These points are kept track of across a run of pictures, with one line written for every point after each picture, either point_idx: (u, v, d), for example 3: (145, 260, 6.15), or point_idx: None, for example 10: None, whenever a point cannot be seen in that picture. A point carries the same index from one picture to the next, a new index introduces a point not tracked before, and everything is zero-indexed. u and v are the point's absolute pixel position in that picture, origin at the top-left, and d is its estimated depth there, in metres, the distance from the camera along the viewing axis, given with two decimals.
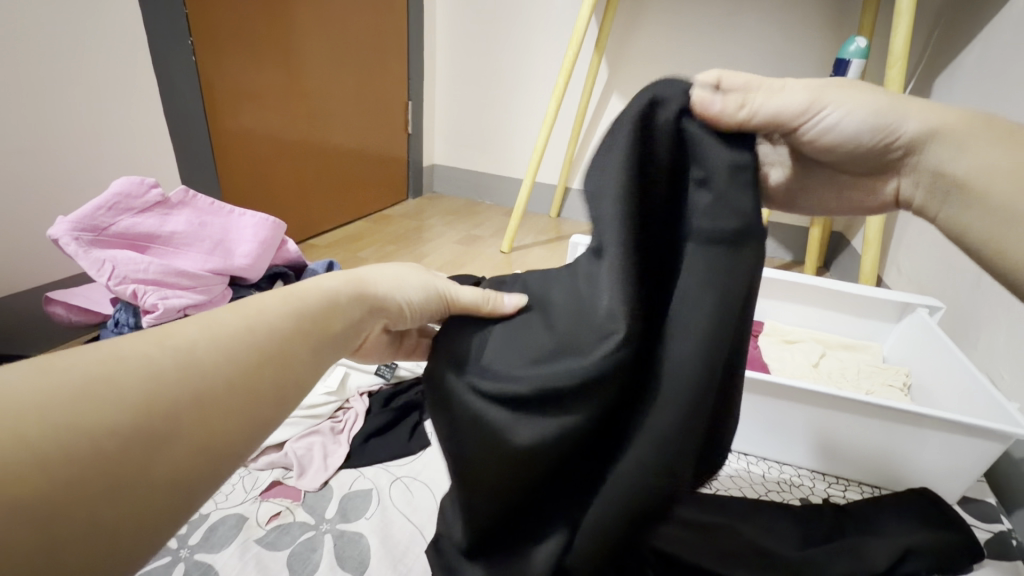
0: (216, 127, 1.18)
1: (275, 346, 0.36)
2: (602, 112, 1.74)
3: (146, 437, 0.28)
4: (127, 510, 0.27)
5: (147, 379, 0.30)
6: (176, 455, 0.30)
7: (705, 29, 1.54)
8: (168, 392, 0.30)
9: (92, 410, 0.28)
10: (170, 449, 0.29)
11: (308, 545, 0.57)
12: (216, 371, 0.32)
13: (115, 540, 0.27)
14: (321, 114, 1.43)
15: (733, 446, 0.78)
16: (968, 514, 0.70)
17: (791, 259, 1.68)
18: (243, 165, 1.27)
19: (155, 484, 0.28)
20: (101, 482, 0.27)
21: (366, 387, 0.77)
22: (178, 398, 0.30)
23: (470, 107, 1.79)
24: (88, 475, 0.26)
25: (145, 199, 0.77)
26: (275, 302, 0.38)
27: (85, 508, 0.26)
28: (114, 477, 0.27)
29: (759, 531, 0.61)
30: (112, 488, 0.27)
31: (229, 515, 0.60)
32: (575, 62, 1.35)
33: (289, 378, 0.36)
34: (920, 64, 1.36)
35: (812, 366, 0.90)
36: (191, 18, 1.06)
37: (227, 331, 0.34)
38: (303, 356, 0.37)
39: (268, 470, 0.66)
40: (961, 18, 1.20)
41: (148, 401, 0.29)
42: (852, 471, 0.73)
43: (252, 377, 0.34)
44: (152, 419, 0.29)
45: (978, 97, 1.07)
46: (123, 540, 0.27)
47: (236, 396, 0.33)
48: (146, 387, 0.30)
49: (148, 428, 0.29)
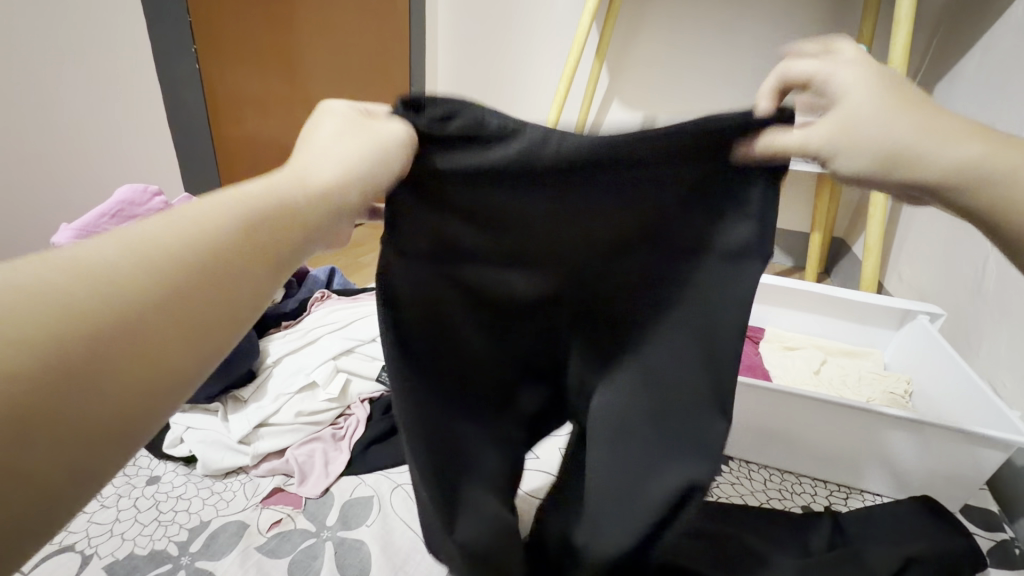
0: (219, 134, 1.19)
1: (223, 251, 0.29)
2: (602, 118, 1.75)
3: (68, 364, 0.24)
4: (64, 442, 0.24)
5: (54, 310, 0.24)
6: (108, 388, 0.25)
7: (705, 37, 1.54)
8: (89, 316, 0.25)
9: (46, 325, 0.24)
10: (97, 383, 0.25)
11: (309, 552, 0.57)
12: (145, 286, 0.27)
13: (59, 477, 0.24)
14: None
15: (735, 453, 0.78)
16: (970, 522, 0.69)
17: (792, 265, 1.68)
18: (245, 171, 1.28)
19: (90, 415, 0.24)
20: (17, 428, 0.23)
21: (367, 394, 0.78)
22: (91, 324, 0.25)
23: None
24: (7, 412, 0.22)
25: (149, 206, 0.76)
26: (225, 200, 0.31)
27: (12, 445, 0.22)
28: (34, 421, 0.23)
29: (761, 539, 0.61)
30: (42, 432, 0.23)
31: (230, 522, 0.60)
32: (576, 69, 1.36)
33: (255, 281, 0.31)
34: (920, 72, 1.36)
35: (813, 373, 0.90)
36: (194, 26, 1.07)
37: (173, 229, 0.29)
38: (266, 259, 0.31)
39: (270, 477, 0.66)
40: (960, 26, 1.21)
41: (78, 322, 0.25)
42: (853, 478, 0.73)
43: (202, 285, 0.28)
44: (68, 352, 0.24)
45: (978, 105, 1.08)
46: (61, 484, 0.24)
47: (188, 303, 0.28)
48: (74, 305, 0.25)
49: (67, 362, 0.24)
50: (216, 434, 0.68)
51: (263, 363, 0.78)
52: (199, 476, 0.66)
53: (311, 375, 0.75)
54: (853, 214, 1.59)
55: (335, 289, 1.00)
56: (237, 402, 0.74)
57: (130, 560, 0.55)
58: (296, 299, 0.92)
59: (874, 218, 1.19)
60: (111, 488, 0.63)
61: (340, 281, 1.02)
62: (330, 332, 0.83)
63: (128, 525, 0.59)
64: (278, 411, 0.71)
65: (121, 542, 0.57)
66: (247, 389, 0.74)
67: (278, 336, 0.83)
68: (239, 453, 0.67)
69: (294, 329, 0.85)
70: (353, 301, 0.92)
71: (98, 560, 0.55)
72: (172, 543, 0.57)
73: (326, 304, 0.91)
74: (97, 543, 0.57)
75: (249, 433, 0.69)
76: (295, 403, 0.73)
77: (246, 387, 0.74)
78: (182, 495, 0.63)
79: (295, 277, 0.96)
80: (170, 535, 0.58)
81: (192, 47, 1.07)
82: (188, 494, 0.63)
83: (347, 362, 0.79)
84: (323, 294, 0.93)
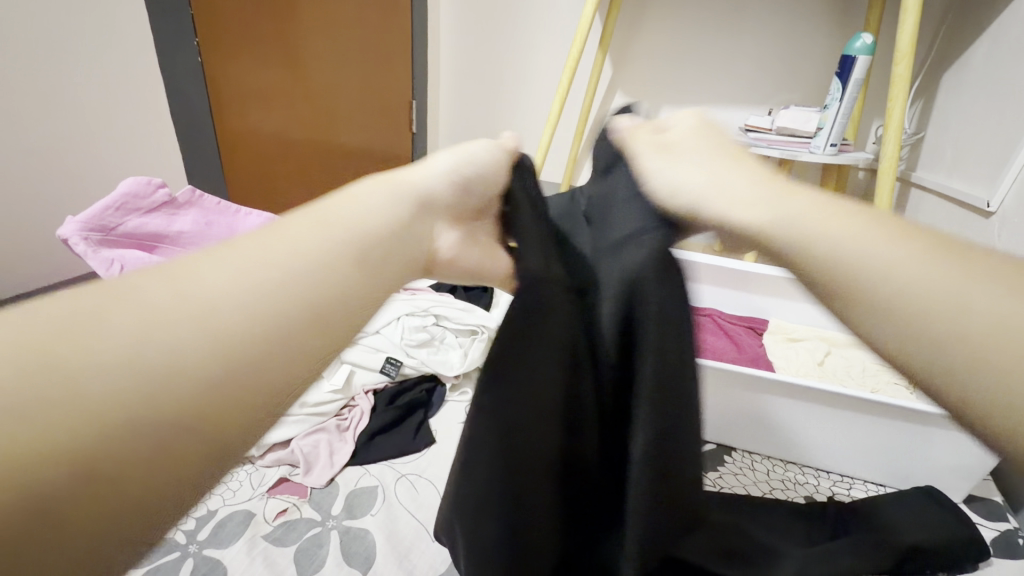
0: (222, 127, 1.19)
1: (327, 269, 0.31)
2: (606, 109, 1.74)
3: (190, 361, 0.24)
4: (156, 449, 0.22)
5: (183, 330, 0.24)
6: (197, 414, 0.23)
7: (708, 26, 1.53)
8: (215, 318, 0.26)
9: (177, 319, 0.25)
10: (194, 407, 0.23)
11: (315, 541, 0.58)
12: (256, 321, 0.27)
13: (143, 483, 0.22)
14: (326, 113, 1.43)
15: (738, 444, 0.78)
16: (974, 513, 0.69)
17: None
18: (248, 165, 1.28)
19: (198, 416, 0.23)
20: (141, 427, 0.22)
21: (371, 386, 0.78)
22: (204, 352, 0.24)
23: (475, 106, 1.80)
24: (120, 407, 0.21)
25: (152, 198, 0.77)
26: (318, 233, 0.33)
27: (113, 440, 0.21)
28: (145, 410, 0.22)
29: (766, 529, 0.62)
30: (144, 431, 0.22)
31: (237, 511, 0.61)
32: (578, 59, 1.35)
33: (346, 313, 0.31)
34: (927, 61, 1.35)
35: (818, 364, 0.90)
36: (196, 18, 1.07)
37: (281, 254, 0.31)
38: (356, 276, 0.33)
39: (275, 467, 0.67)
40: (969, 14, 1.19)
41: (196, 326, 0.25)
42: (857, 469, 0.73)
43: (308, 302, 0.29)
44: (184, 368, 0.24)
45: (985, 94, 1.06)
46: (148, 505, 0.22)
47: (294, 318, 0.28)
48: (186, 304, 0.25)
49: (180, 385, 0.23)
50: None
51: None
52: None
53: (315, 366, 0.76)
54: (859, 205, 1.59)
55: None
56: None
57: None
58: None
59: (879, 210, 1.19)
60: None
61: None
62: None
63: None
64: None
65: None
66: None
67: None
68: None
69: None
70: None
71: None
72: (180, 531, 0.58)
73: None
74: None
75: None
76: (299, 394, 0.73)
77: None
78: None
79: None
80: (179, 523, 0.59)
81: (194, 38, 1.07)
82: None
83: (350, 354, 0.79)
84: None
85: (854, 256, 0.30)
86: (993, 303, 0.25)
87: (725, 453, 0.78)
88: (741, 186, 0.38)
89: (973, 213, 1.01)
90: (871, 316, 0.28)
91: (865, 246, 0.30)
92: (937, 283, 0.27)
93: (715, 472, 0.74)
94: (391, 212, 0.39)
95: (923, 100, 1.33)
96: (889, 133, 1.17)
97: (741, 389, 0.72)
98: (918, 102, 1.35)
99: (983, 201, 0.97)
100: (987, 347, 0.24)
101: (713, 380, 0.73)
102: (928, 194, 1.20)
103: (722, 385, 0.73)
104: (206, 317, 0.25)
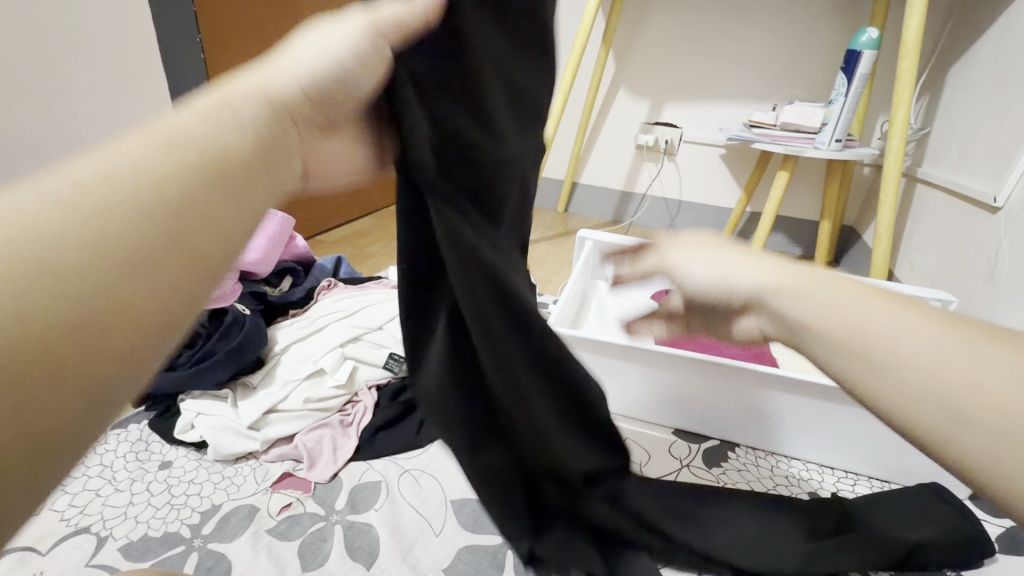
0: None
1: (198, 178, 0.26)
2: (609, 106, 1.73)
3: (40, 318, 0.20)
4: (50, 395, 0.20)
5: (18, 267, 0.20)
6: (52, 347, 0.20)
7: (712, 22, 1.53)
8: (65, 266, 0.21)
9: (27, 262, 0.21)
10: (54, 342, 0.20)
11: (318, 536, 0.58)
12: (111, 232, 0.23)
13: (67, 421, 0.21)
14: None
15: (742, 440, 0.78)
16: (980, 509, 0.69)
17: (801, 253, 1.67)
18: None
19: (88, 362, 0.21)
20: (30, 395, 0.20)
21: (374, 381, 0.78)
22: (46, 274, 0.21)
23: None
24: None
25: None
26: (160, 138, 0.26)
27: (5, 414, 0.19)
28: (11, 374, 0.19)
29: (767, 528, 0.59)
30: (44, 399, 0.20)
31: (241, 505, 0.61)
32: (581, 56, 1.34)
33: (256, 205, 0.29)
34: (933, 55, 1.34)
35: None
36: (199, 16, 1.07)
37: (137, 168, 0.25)
38: (244, 180, 0.28)
39: (279, 461, 0.67)
40: (975, 8, 1.18)
41: (49, 275, 0.21)
42: (861, 465, 0.73)
43: (187, 223, 0.25)
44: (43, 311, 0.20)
45: (991, 88, 1.05)
46: (77, 446, 0.21)
47: (160, 241, 0.24)
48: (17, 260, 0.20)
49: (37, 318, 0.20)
50: (226, 420, 0.69)
51: (271, 351, 0.79)
52: (211, 460, 0.67)
53: (318, 362, 0.76)
54: (864, 201, 1.58)
55: (341, 278, 1.00)
56: (246, 389, 0.74)
57: (144, 543, 0.56)
58: (303, 287, 0.92)
59: (885, 205, 1.19)
60: (124, 472, 0.65)
61: (347, 270, 1.02)
62: (338, 319, 0.84)
63: (142, 509, 0.60)
64: (287, 398, 0.72)
65: (135, 525, 0.58)
66: (256, 376, 0.75)
67: (287, 324, 0.84)
68: (249, 438, 0.67)
69: (302, 316, 0.85)
70: (360, 289, 0.93)
71: (113, 542, 0.56)
72: (184, 525, 0.58)
73: (333, 292, 0.91)
74: (113, 525, 0.58)
75: (259, 418, 0.69)
76: (303, 390, 0.73)
77: (255, 374, 0.75)
78: (194, 479, 0.64)
79: (301, 266, 0.97)
80: (183, 517, 0.59)
81: (198, 35, 1.07)
82: (200, 478, 0.64)
83: (354, 350, 0.79)
84: (329, 282, 0.93)
85: (849, 321, 0.35)
86: (988, 372, 0.30)
87: (729, 448, 0.78)
88: (733, 268, 0.41)
89: (979, 208, 1.00)
90: (900, 412, 0.33)
91: (858, 313, 0.35)
92: (943, 349, 0.31)
93: (718, 467, 0.74)
94: (254, 114, 0.30)
95: (928, 95, 1.32)
96: (894, 128, 1.16)
97: (745, 385, 0.72)
98: (923, 98, 1.35)
99: (989, 196, 0.96)
100: (975, 419, 0.29)
101: (717, 376, 0.72)
102: (933, 189, 1.20)
103: (725, 381, 0.73)
104: (41, 244, 0.21)
